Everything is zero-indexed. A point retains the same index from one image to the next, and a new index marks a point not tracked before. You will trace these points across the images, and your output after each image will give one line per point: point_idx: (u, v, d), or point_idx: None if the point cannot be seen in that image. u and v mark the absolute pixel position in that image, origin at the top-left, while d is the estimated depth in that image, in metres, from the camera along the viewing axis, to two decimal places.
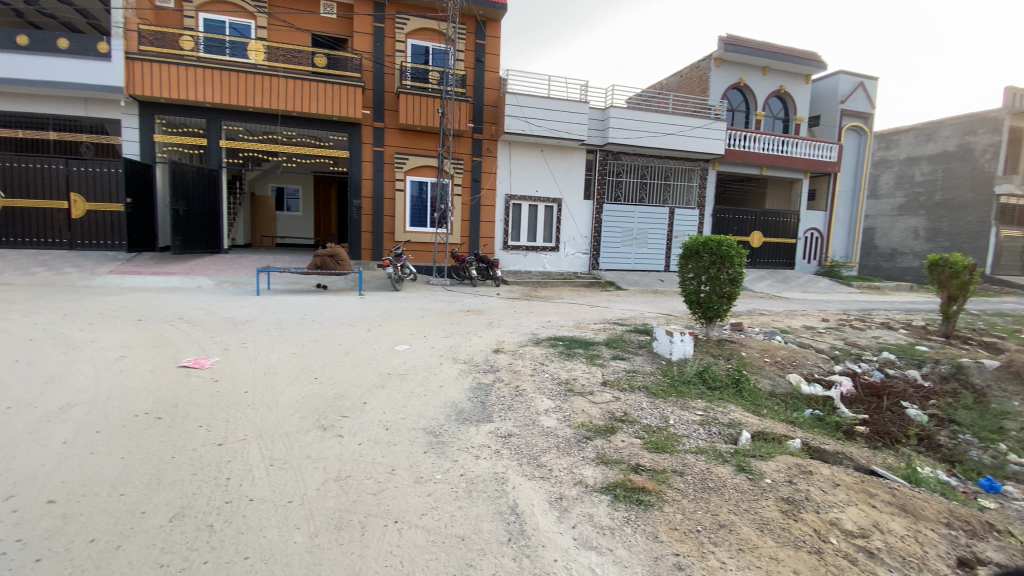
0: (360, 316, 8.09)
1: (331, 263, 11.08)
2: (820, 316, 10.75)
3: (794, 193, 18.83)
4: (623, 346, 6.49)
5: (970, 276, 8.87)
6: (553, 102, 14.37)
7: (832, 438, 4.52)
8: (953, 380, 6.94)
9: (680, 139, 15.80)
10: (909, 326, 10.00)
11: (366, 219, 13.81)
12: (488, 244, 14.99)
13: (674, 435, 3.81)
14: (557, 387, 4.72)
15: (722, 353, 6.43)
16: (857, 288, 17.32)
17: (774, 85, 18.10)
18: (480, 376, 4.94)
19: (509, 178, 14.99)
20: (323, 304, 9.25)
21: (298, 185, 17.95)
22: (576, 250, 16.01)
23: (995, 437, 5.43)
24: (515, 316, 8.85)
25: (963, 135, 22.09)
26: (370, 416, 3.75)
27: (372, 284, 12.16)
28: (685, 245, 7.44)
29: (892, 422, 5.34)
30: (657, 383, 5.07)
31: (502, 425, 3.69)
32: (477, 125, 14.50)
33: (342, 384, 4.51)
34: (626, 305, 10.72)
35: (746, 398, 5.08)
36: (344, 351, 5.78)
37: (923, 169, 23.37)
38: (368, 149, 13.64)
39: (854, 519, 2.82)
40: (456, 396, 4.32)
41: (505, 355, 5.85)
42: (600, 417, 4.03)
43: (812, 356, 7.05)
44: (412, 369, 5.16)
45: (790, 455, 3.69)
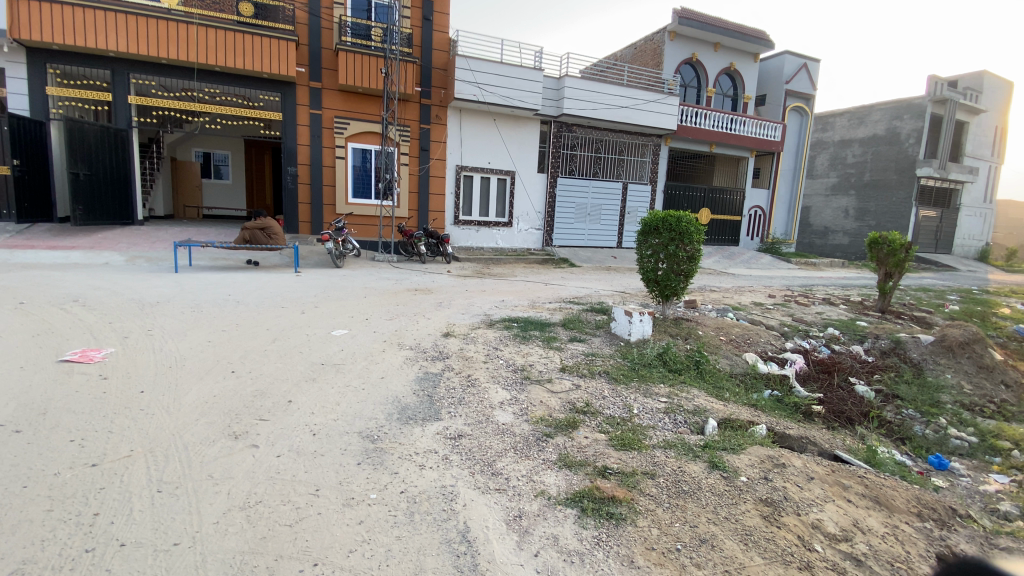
0: (293, 297, 7.31)
1: (262, 237, 10.06)
2: (767, 292, 10.94)
3: (741, 170, 19.16)
4: (580, 327, 6.19)
5: (906, 255, 9.15)
6: (505, 68, 13.63)
7: (793, 421, 4.37)
8: (892, 354, 7.12)
9: (634, 113, 15.55)
10: (847, 301, 10.33)
11: (303, 189, 12.70)
12: (437, 218, 14.27)
13: (641, 428, 3.50)
14: (510, 375, 4.31)
15: (680, 332, 6.23)
16: (796, 264, 18.01)
17: (724, 62, 18.14)
18: (427, 365, 4.44)
19: (460, 148, 14.23)
20: (252, 283, 8.34)
21: (227, 150, 16.32)
22: (529, 225, 15.58)
23: (935, 411, 5.51)
24: (465, 295, 8.33)
25: (891, 119, 23.24)
26: (295, 418, 3.23)
27: (310, 260, 11.22)
28: (644, 221, 7.15)
29: (846, 400, 5.31)
30: (618, 367, 4.78)
31: (452, 424, 3.24)
32: (425, 88, 13.55)
33: (264, 379, 3.92)
34: (580, 282, 10.44)
35: (708, 381, 4.87)
36: (271, 337, 5.12)
37: (855, 151, 24.53)
38: (303, 112, 12.44)
39: (835, 520, 2.59)
40: (399, 390, 3.82)
41: (456, 339, 5.37)
42: (560, 410, 3.65)
43: (764, 334, 7.02)
44: (350, 357, 4.59)
45: (759, 445, 3.45)
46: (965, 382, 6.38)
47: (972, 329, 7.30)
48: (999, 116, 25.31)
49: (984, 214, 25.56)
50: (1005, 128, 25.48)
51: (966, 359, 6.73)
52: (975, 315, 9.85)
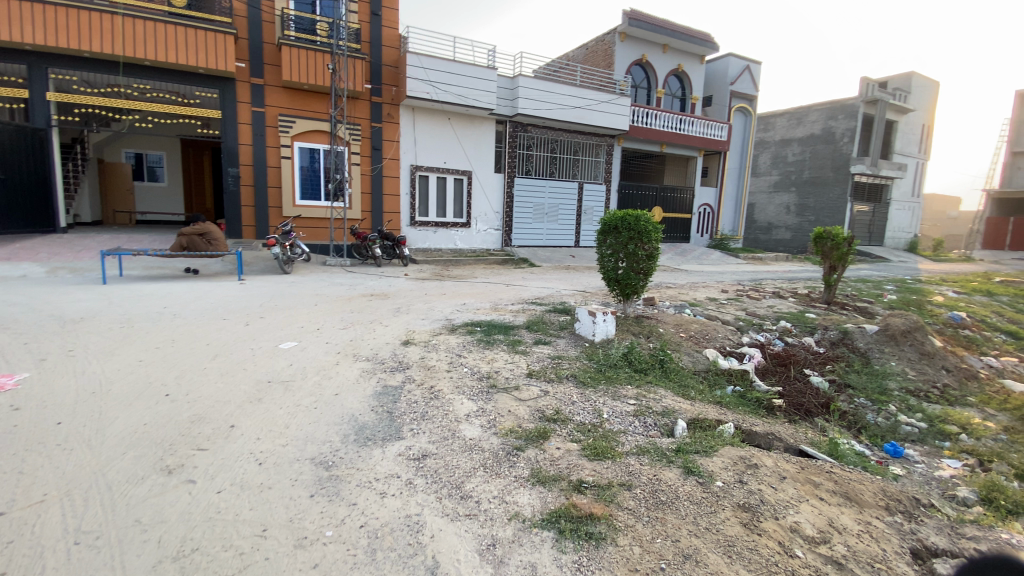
0: (238, 307, 6.81)
1: (202, 243, 9.37)
2: (720, 287, 11.23)
3: (691, 169, 19.70)
4: (544, 329, 6.07)
5: (848, 248, 9.59)
6: (458, 66, 13.38)
7: (757, 417, 4.39)
8: (841, 345, 7.43)
9: (588, 113, 15.67)
10: (795, 294, 10.74)
11: (246, 191, 11.98)
12: (392, 220, 13.82)
13: (611, 434, 3.39)
14: (476, 384, 4.12)
15: (643, 331, 6.21)
16: (744, 259, 18.71)
17: (673, 63, 18.59)
18: (386, 378, 4.18)
19: (414, 147, 13.86)
20: (191, 292, 7.74)
21: (162, 151, 15.22)
22: (487, 225, 15.39)
23: (884, 398, 5.80)
24: (424, 299, 8.06)
25: (826, 119, 24.56)
26: (238, 446, 2.92)
27: (256, 266, 10.58)
28: (604, 220, 7.10)
29: (804, 393, 5.42)
30: (585, 369, 4.68)
31: (415, 442, 3.03)
32: (375, 86, 13.10)
33: (203, 402, 3.55)
34: (541, 283, 10.38)
35: (673, 379, 4.82)
36: (213, 353, 4.70)
37: (795, 150, 25.83)
38: (245, 110, 11.72)
39: (812, 521, 2.57)
40: (355, 407, 3.55)
41: (416, 347, 5.11)
42: (529, 420, 3.50)
43: (722, 329, 7.14)
44: (300, 373, 4.27)
45: (730, 445, 3.41)
46: (909, 368, 6.81)
47: (913, 318, 7.76)
48: (925, 116, 27.37)
49: (911, 208, 27.47)
50: (931, 126, 27.71)
51: (909, 347, 7.13)
52: (911, 304, 10.49)
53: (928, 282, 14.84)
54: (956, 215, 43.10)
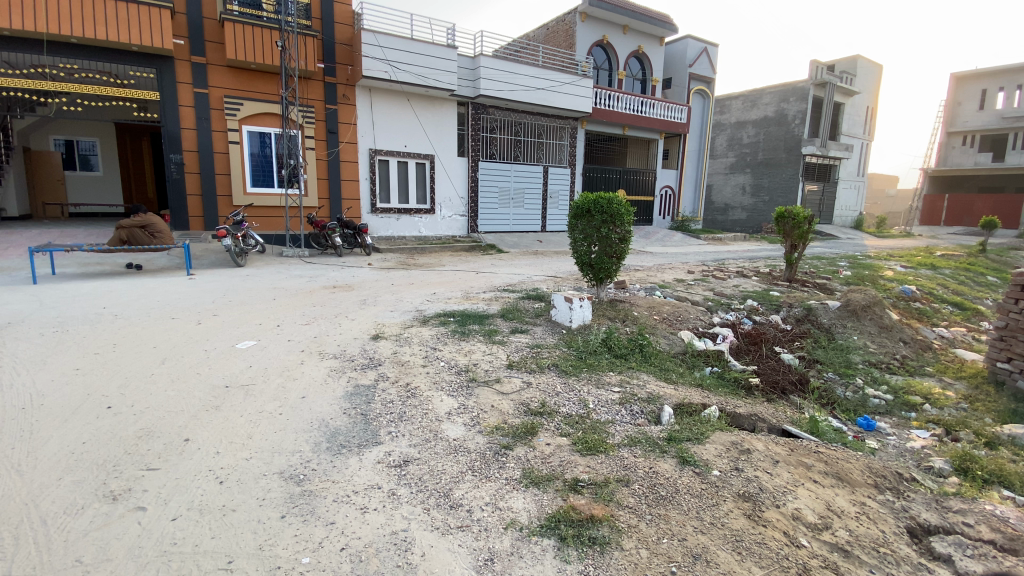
0: (187, 304, 6.29)
1: (143, 236, 8.65)
2: (687, 268, 11.36)
3: (652, 152, 19.82)
4: (519, 317, 5.91)
5: (808, 226, 9.83)
6: (417, 45, 12.83)
7: (738, 398, 4.36)
8: (806, 321, 7.61)
9: (551, 94, 15.43)
10: (758, 273, 10.98)
11: (192, 179, 11.16)
12: (352, 207, 13.25)
13: (601, 425, 3.26)
14: (454, 379, 3.91)
15: (618, 315, 6.11)
16: (705, 240, 19.11)
17: (633, 44, 18.52)
18: (357, 377, 3.90)
19: (373, 130, 13.26)
20: (134, 290, 7.12)
21: (94, 137, 13.95)
22: (452, 211, 15.01)
23: (851, 372, 5.98)
24: (391, 289, 7.71)
25: (779, 102, 25.24)
26: (195, 463, 2.62)
27: (206, 260, 9.87)
28: (575, 204, 6.92)
29: (778, 371, 5.47)
30: (565, 357, 4.53)
31: (395, 447, 2.80)
32: (329, 65, 12.40)
33: (152, 414, 3.19)
34: (511, 269, 10.18)
35: (653, 363, 4.71)
36: (161, 357, 4.28)
37: (749, 132, 26.55)
38: (186, 91, 10.85)
39: (812, 507, 2.52)
40: (325, 411, 3.28)
41: (387, 342, 4.84)
42: (514, 415, 3.33)
43: (694, 310, 7.16)
44: (262, 375, 3.94)
45: (719, 430, 3.34)
46: (870, 341, 7.08)
47: (871, 293, 8.10)
48: (869, 98, 28.60)
49: (857, 187, 28.79)
50: (875, 108, 29.01)
51: (869, 321, 7.43)
52: (865, 279, 10.91)
53: (877, 257, 15.58)
54: (895, 194, 45.70)
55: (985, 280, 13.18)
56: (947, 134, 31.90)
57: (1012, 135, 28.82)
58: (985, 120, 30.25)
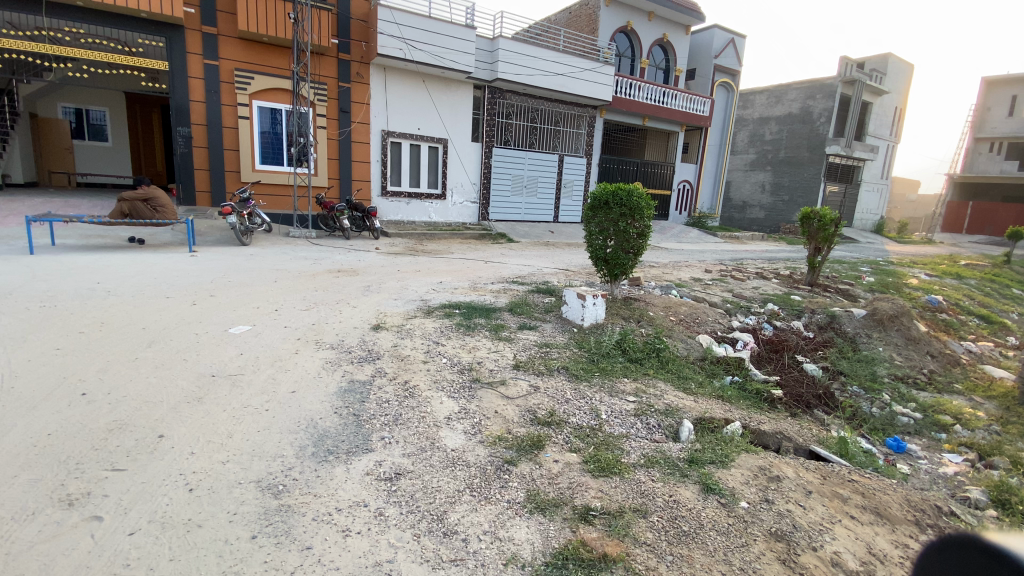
0: (184, 282, 6.06)
1: (146, 210, 8.44)
2: (703, 267, 10.96)
3: (671, 145, 19.27)
4: (528, 312, 5.62)
5: (834, 229, 9.38)
6: (434, 24, 12.40)
7: (762, 412, 4.04)
8: (829, 329, 7.23)
9: (570, 81, 14.96)
10: (778, 275, 10.56)
11: (200, 153, 10.92)
12: (362, 188, 12.96)
13: (613, 440, 2.98)
14: (456, 378, 3.64)
15: (633, 315, 5.78)
16: (721, 238, 18.62)
17: (657, 32, 17.89)
18: (353, 371, 3.65)
19: (386, 111, 12.92)
20: (132, 265, 6.91)
21: (104, 106, 13.72)
22: (464, 197, 14.68)
23: (877, 386, 5.63)
24: (396, 276, 7.43)
25: (805, 99, 24.44)
26: (165, 465, 2.38)
27: (210, 236, 9.65)
28: (592, 195, 6.58)
29: (801, 383, 5.13)
30: (576, 360, 4.24)
31: (387, 456, 2.54)
32: (343, 41, 12.05)
33: (128, 403, 2.97)
34: (521, 260, 9.87)
35: (670, 370, 4.37)
36: (149, 339, 4.05)
37: (772, 128, 25.80)
38: (196, 62, 10.56)
39: (852, 550, 2.23)
40: (315, 409, 3.02)
41: (388, 333, 4.58)
42: (519, 424, 3.05)
43: (711, 312, 6.81)
44: (252, 364, 3.69)
45: (744, 451, 3.04)
46: (896, 354, 6.71)
47: (898, 303, 7.70)
48: (899, 98, 27.66)
49: (879, 189, 28.01)
50: (903, 109, 28.08)
51: (895, 332, 7.05)
52: (888, 286, 10.46)
53: (900, 264, 15.02)
54: (915, 199, 44.62)
55: (1013, 292, 12.62)
56: (974, 139, 30.81)
57: None
58: (1015, 126, 29.22)
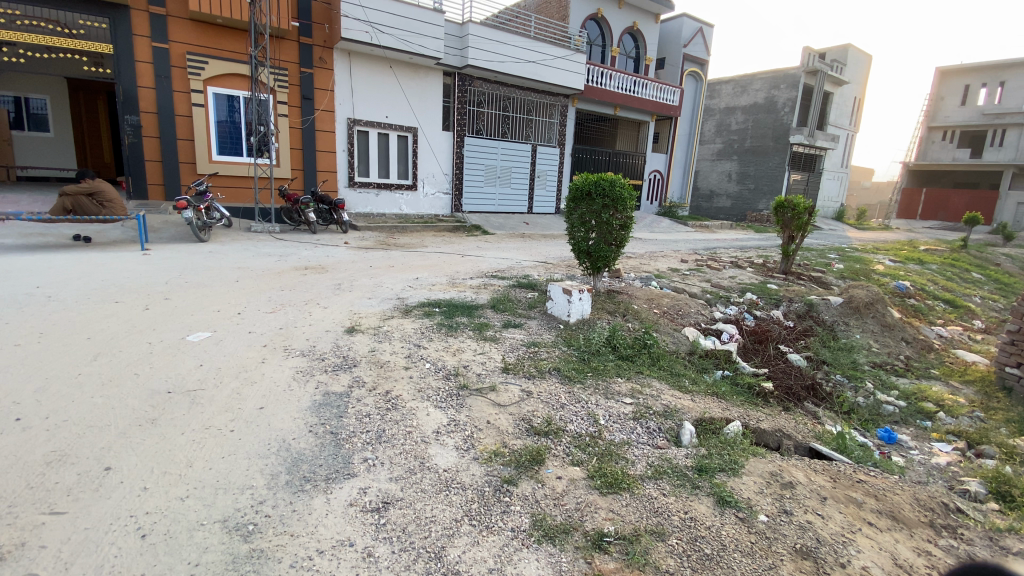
0: (135, 284, 5.55)
1: (91, 205, 7.76)
2: (680, 257, 10.92)
3: (643, 134, 19.26)
4: (511, 308, 5.39)
5: (808, 217, 9.46)
6: (401, 7, 11.88)
7: (758, 408, 3.92)
8: (807, 317, 7.25)
9: (542, 68, 14.68)
10: (753, 264, 10.61)
11: (150, 143, 10.16)
12: (328, 180, 12.38)
13: (616, 449, 2.77)
14: (442, 386, 3.37)
15: (619, 308, 5.62)
16: (693, 227, 18.79)
17: (628, 20, 17.75)
18: (328, 382, 3.33)
19: (352, 98, 12.35)
20: (76, 265, 6.32)
21: (45, 93, 12.59)
22: (435, 188, 14.27)
23: (859, 374, 5.67)
24: (368, 272, 7.06)
25: (770, 88, 24.84)
26: (112, 506, 2.04)
27: (164, 233, 9.00)
28: (574, 186, 6.36)
29: (789, 375, 5.07)
30: (566, 360, 4.02)
31: (372, 483, 2.28)
32: (305, 24, 11.41)
33: (70, 429, 2.59)
34: (498, 253, 9.58)
35: (663, 367, 4.20)
36: (95, 351, 3.62)
37: (738, 118, 26.19)
38: (143, 45, 9.77)
39: (880, 564, 2.10)
40: (287, 429, 2.72)
41: (364, 336, 4.26)
42: (514, 435, 2.81)
43: (694, 303, 6.72)
44: (214, 378, 3.32)
45: (751, 455, 2.91)
46: (873, 340, 6.81)
47: (873, 289, 7.83)
48: (858, 88, 28.51)
49: (840, 178, 28.92)
50: (862, 98, 28.97)
51: (871, 319, 7.17)
52: (858, 272, 10.69)
53: (865, 250, 15.48)
54: (870, 185, 46.45)
55: (971, 276, 13.15)
56: (928, 128, 32.07)
57: (991, 132, 29.22)
58: (965, 115, 30.52)
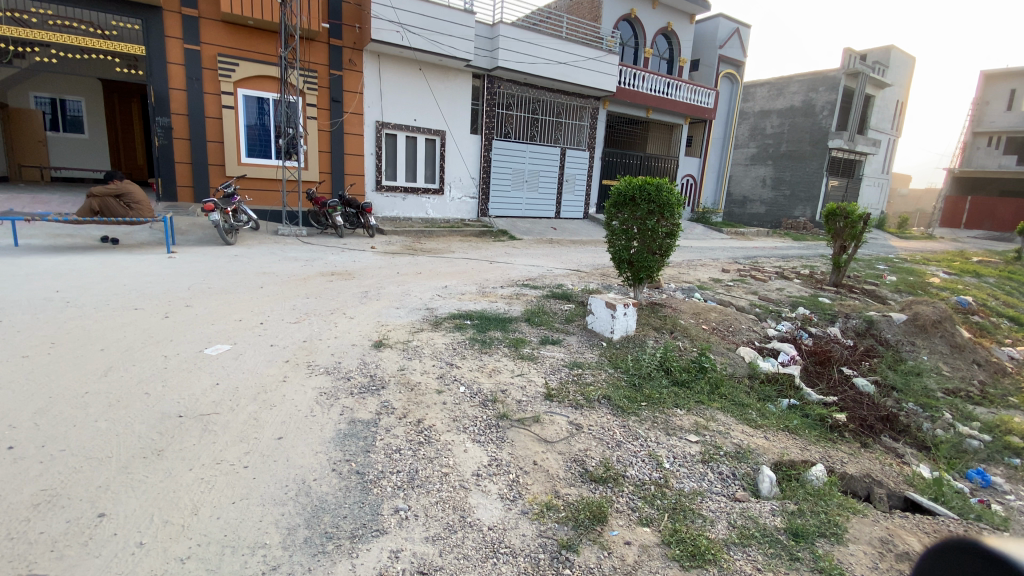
0: (158, 290, 5.35)
1: (117, 207, 7.67)
2: (720, 266, 10.34)
3: (675, 138, 18.65)
4: (547, 322, 4.99)
5: (862, 227, 8.82)
6: (431, 8, 11.66)
7: (838, 447, 3.42)
8: (867, 336, 6.62)
9: (573, 70, 14.30)
10: (799, 275, 9.96)
11: (181, 145, 10.14)
12: (355, 183, 12.21)
13: (689, 504, 2.35)
14: (479, 415, 2.98)
15: (665, 324, 5.16)
16: (727, 235, 18.07)
17: (662, 21, 17.21)
18: (353, 406, 2.99)
19: (381, 101, 12.18)
20: (101, 268, 6.19)
21: (81, 96, 12.82)
22: (462, 193, 13.98)
23: (934, 403, 5.04)
24: (395, 279, 6.76)
25: (807, 91, 23.90)
26: (99, 569, 1.73)
27: (191, 235, 8.91)
28: (616, 190, 5.95)
29: (861, 404, 4.51)
30: (616, 385, 3.60)
31: (405, 544, 1.92)
32: (335, 26, 11.28)
33: (68, 461, 2.30)
34: (527, 260, 9.20)
35: (724, 396, 3.72)
36: (107, 365, 3.36)
37: (774, 122, 25.28)
38: (176, 47, 9.76)
39: None
40: (307, 467, 2.37)
41: (392, 351, 3.92)
42: (567, 481, 2.41)
43: (745, 319, 6.20)
44: (230, 400, 3.00)
45: (848, 510, 2.46)
46: (942, 364, 6.15)
47: (938, 306, 7.15)
48: (900, 91, 27.28)
49: (880, 184, 27.69)
50: (904, 102, 27.70)
51: (939, 339, 6.50)
52: (913, 286, 9.95)
53: (914, 260, 14.56)
54: (907, 193, 44.73)
55: None
56: (973, 133, 30.48)
57: None
58: (1013, 120, 28.93)
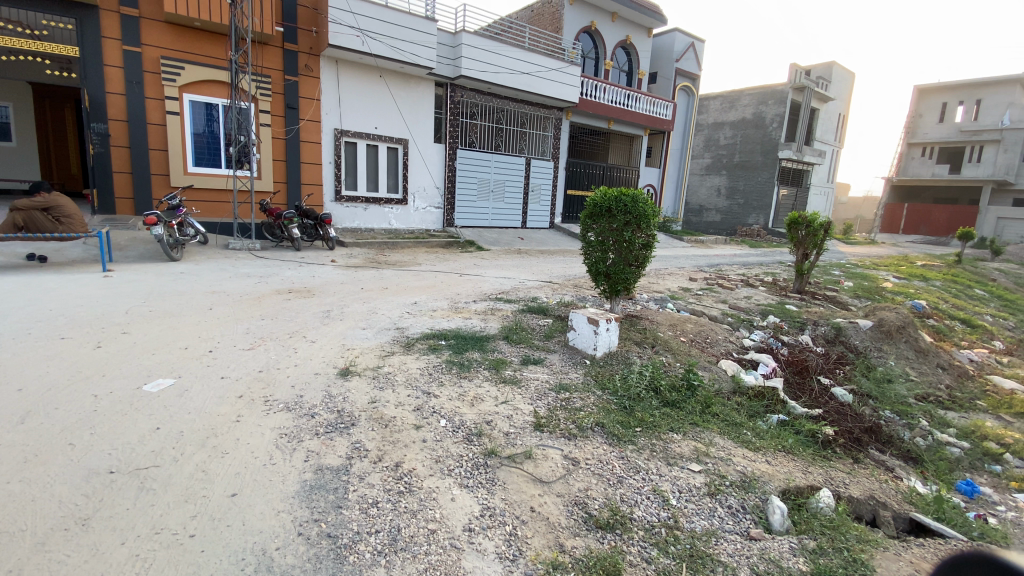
0: (89, 315, 4.75)
1: (45, 221, 6.90)
2: (687, 275, 10.40)
3: (636, 149, 18.94)
4: (526, 339, 4.73)
5: (823, 234, 9.03)
6: (392, 14, 11.33)
7: (836, 465, 3.31)
8: (837, 343, 6.71)
9: (537, 80, 14.26)
10: (764, 282, 10.13)
11: (119, 153, 9.34)
12: (313, 193, 11.64)
13: (705, 548, 2.15)
14: (464, 453, 2.67)
15: (647, 338, 5.01)
16: (689, 243, 18.44)
17: (621, 34, 17.48)
18: (319, 450, 2.62)
19: (339, 108, 11.68)
20: (24, 290, 5.48)
21: (8, 101, 11.63)
22: (426, 203, 13.60)
23: (909, 410, 5.10)
24: (359, 296, 6.34)
25: (757, 104, 24.89)
26: None
27: (132, 251, 8.16)
28: (591, 201, 5.78)
29: (844, 416, 4.47)
30: (606, 409, 3.37)
31: None
32: (290, 30, 10.76)
33: None
34: (497, 272, 8.95)
35: (717, 416, 3.55)
36: (24, 409, 2.86)
37: (727, 133, 26.19)
38: (113, 48, 9.01)
39: None
40: (268, 531, 2.01)
41: (361, 380, 3.56)
42: (571, 531, 2.15)
43: (721, 329, 6.14)
44: (172, 449, 2.56)
45: (868, 543, 2.31)
46: (909, 369, 6.29)
47: (900, 311, 7.35)
48: (841, 105, 28.83)
49: (826, 193, 29.12)
50: (846, 115, 29.32)
51: (904, 344, 6.67)
52: (869, 291, 10.32)
53: (865, 265, 15.25)
54: (848, 201, 47.53)
55: (975, 293, 12.92)
56: (908, 144, 32.57)
57: (969, 149, 29.73)
58: (944, 132, 31.06)
